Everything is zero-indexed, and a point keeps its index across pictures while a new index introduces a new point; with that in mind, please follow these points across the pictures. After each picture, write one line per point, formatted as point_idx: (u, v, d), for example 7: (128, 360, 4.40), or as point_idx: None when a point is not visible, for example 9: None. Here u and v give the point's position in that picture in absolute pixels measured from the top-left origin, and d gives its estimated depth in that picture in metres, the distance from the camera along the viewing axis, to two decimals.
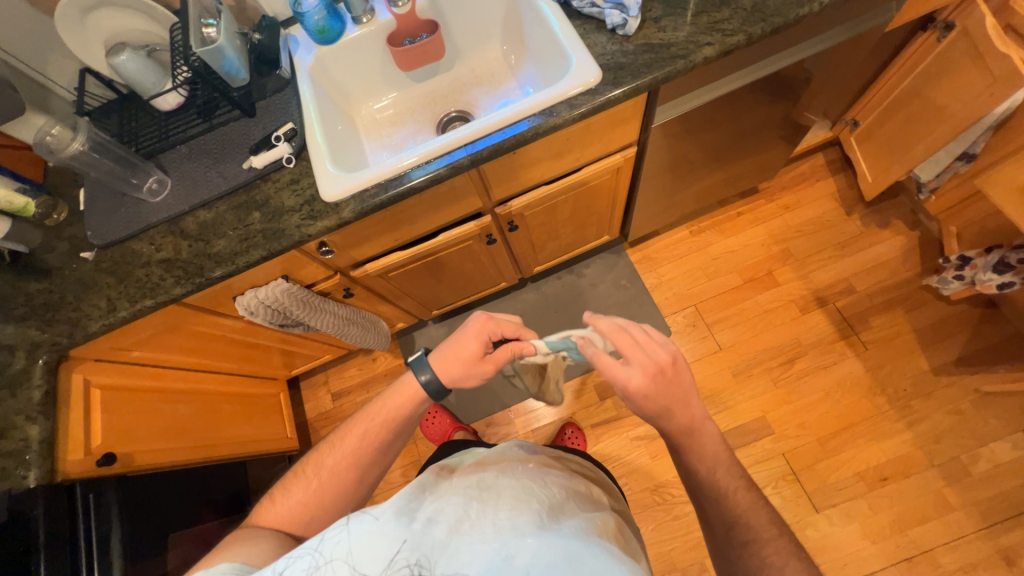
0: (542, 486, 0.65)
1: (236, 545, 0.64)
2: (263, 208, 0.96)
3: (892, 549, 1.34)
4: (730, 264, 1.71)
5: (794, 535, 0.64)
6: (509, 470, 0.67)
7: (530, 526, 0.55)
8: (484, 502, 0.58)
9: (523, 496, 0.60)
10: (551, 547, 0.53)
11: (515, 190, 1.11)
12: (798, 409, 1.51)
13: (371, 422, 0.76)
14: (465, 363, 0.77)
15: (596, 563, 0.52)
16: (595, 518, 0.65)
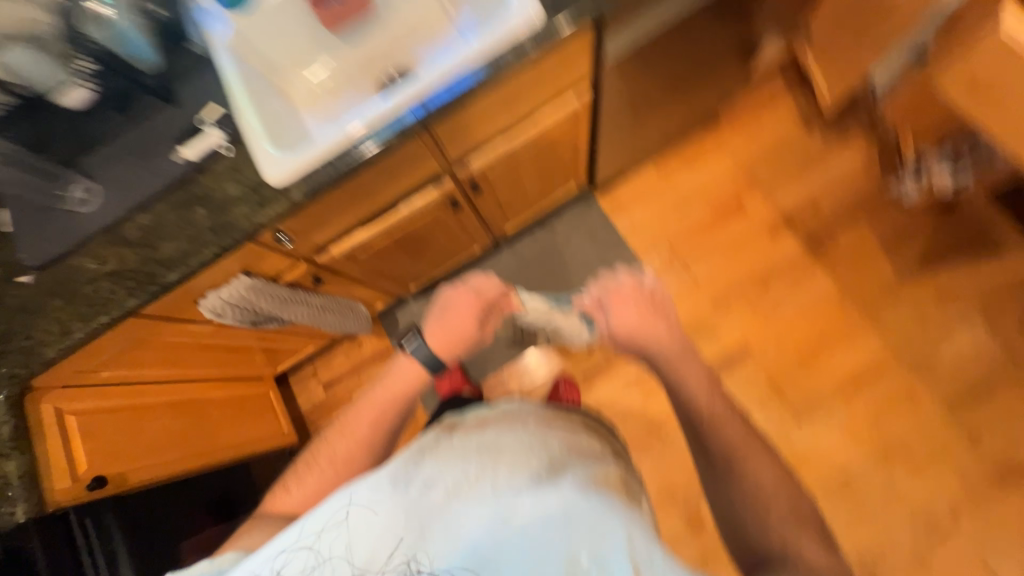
0: (539, 438, 0.68)
1: (252, 537, 0.69)
2: (206, 202, 0.89)
3: (869, 444, 1.45)
4: (699, 198, 1.72)
5: (775, 453, 0.75)
6: (507, 426, 0.69)
7: (525, 483, 0.62)
8: (480, 464, 0.64)
9: (521, 452, 0.65)
10: (542, 501, 0.60)
11: (474, 146, 1.05)
12: (777, 330, 1.57)
13: (382, 408, 0.81)
14: (464, 342, 0.89)
15: (586, 517, 0.59)
16: (593, 460, 0.68)
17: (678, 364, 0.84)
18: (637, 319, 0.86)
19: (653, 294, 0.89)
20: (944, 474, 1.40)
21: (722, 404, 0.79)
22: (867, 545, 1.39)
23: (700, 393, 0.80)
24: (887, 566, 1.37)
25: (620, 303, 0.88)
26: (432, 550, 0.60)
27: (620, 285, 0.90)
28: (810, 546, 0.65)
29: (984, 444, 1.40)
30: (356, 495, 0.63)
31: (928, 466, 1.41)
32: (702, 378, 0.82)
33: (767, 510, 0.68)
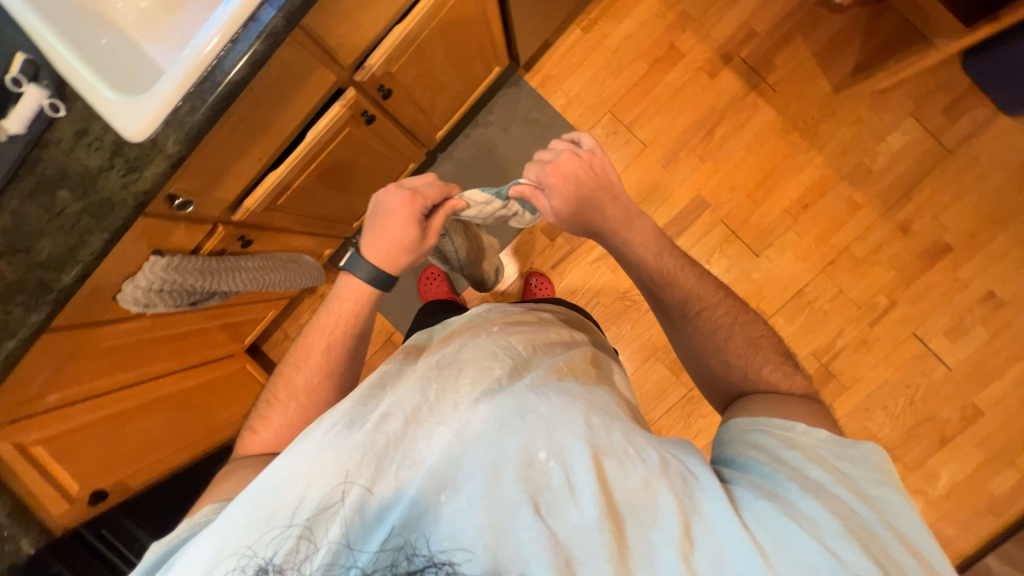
0: (503, 344, 0.70)
1: (222, 482, 0.68)
2: (65, 182, 0.73)
3: (818, 260, 1.57)
4: (631, 52, 1.58)
5: (732, 295, 0.80)
6: (470, 338, 0.71)
7: (485, 393, 0.60)
8: (437, 381, 0.62)
9: (484, 363, 0.65)
10: (499, 406, 0.58)
11: (365, 41, 0.89)
12: (726, 174, 1.57)
13: (331, 333, 0.79)
14: (408, 247, 0.81)
15: (548, 409, 0.57)
16: (555, 359, 0.71)
17: (628, 230, 0.82)
18: (578, 194, 0.81)
19: (592, 159, 0.82)
20: (882, 269, 1.55)
21: (677, 259, 0.82)
22: (822, 346, 1.58)
23: (654, 254, 0.81)
24: (839, 358, 1.58)
25: (562, 176, 0.80)
26: (393, 479, 0.53)
27: (557, 158, 0.81)
28: (768, 370, 0.71)
29: (915, 233, 1.53)
30: (310, 435, 0.57)
31: (869, 265, 1.55)
32: (654, 238, 0.83)
33: (725, 349, 0.75)
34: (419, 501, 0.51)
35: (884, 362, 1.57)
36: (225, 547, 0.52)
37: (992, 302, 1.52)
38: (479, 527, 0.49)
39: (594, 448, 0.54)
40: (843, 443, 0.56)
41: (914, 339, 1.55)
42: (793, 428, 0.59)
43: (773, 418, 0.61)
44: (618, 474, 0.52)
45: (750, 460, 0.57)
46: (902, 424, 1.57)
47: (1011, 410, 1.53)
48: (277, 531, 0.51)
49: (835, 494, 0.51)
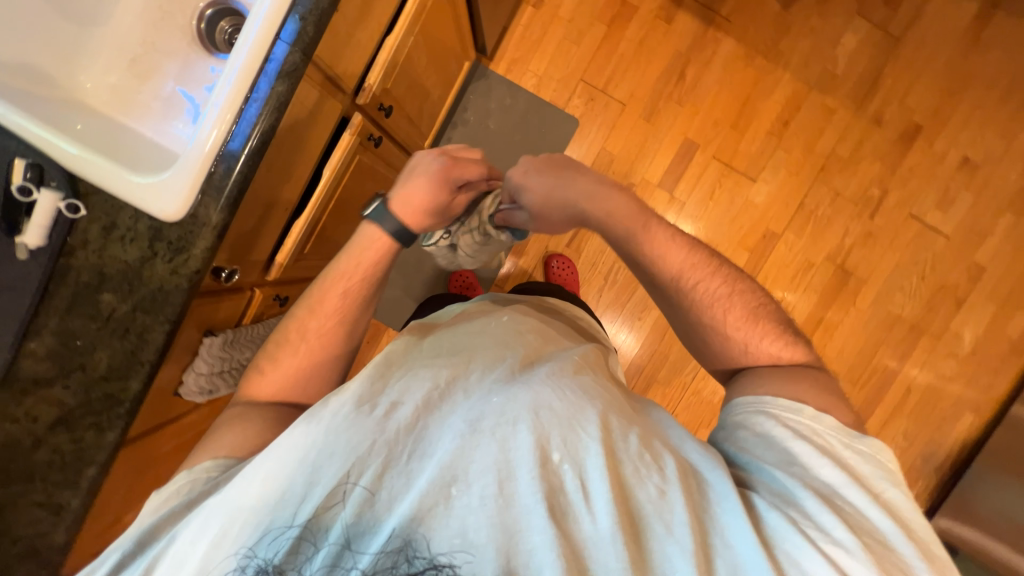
0: (509, 339, 0.69)
1: (227, 430, 0.64)
2: (107, 285, 0.67)
3: (811, 171, 1.64)
4: (586, 18, 1.59)
5: (727, 264, 0.76)
6: (475, 331, 0.70)
7: (499, 382, 0.58)
8: (449, 368, 0.59)
9: (492, 354, 0.64)
10: (511, 398, 0.55)
11: (363, 61, 0.85)
12: (707, 113, 1.62)
13: (349, 280, 0.73)
14: (433, 209, 0.80)
15: (565, 405, 0.55)
16: (561, 352, 0.71)
17: (602, 212, 0.77)
18: (548, 186, 0.81)
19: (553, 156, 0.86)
20: (868, 162, 1.64)
21: (668, 236, 0.74)
22: (833, 249, 1.67)
23: (638, 233, 0.75)
24: (851, 255, 1.67)
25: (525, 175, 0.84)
26: (401, 475, 0.50)
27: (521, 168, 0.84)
28: (769, 341, 0.71)
29: (888, 122, 1.62)
30: (318, 418, 0.53)
31: (856, 163, 1.64)
32: (640, 218, 0.75)
33: (724, 325, 0.72)
34: (423, 503, 0.48)
35: (891, 248, 1.67)
36: (223, 542, 0.49)
37: (969, 166, 1.63)
38: (488, 532, 0.47)
39: (607, 447, 0.53)
40: (851, 435, 0.59)
41: (912, 220, 1.66)
42: (801, 412, 0.61)
43: (784, 399, 0.63)
44: (630, 474, 0.52)
45: (757, 453, 0.59)
46: (920, 299, 1.68)
47: (1009, 259, 1.66)
48: (276, 526, 0.49)
49: (840, 493, 0.54)
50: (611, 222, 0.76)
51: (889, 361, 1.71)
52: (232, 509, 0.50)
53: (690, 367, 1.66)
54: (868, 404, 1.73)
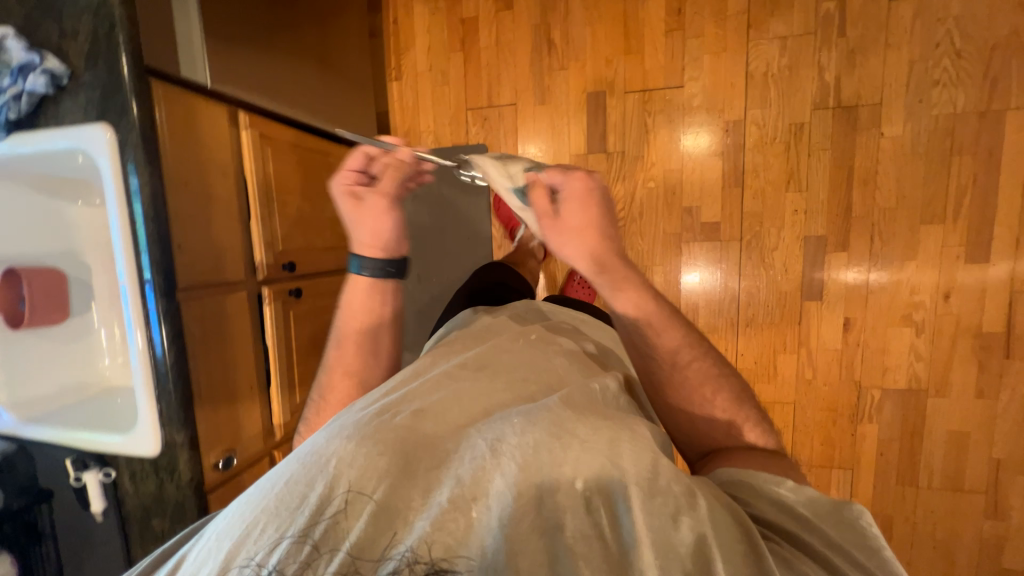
0: (525, 373, 0.73)
1: None
2: (150, 514, 0.91)
3: (738, 37, 1.41)
4: (442, 55, 1.63)
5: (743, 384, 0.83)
6: (490, 367, 0.73)
7: (518, 409, 0.60)
8: (471, 402, 0.63)
9: (508, 390, 0.68)
10: (536, 418, 0.55)
11: (239, 252, 1.02)
12: (594, 58, 1.51)
13: (355, 315, 0.91)
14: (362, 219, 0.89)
15: (587, 428, 0.54)
16: (579, 381, 0.74)
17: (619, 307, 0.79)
18: (584, 222, 0.77)
19: (588, 199, 0.77)
20: None
21: (666, 319, 0.81)
22: (818, 94, 1.37)
23: (637, 313, 0.79)
24: (844, 88, 1.36)
25: (572, 200, 0.78)
26: (420, 492, 0.49)
27: (569, 184, 0.79)
28: (750, 427, 0.76)
29: None
30: (343, 433, 0.53)
31: None
32: (638, 304, 0.79)
33: (714, 407, 0.78)
34: (444, 524, 0.46)
35: (892, 48, 1.32)
36: (236, 541, 0.46)
37: None
38: (505, 555, 0.45)
39: (637, 469, 0.51)
40: (837, 505, 0.56)
41: (899, 3, 1.30)
42: (782, 487, 0.58)
43: (759, 471, 0.62)
44: (654, 505, 0.49)
45: (762, 515, 0.56)
46: (972, 78, 1.28)
47: None
48: (281, 544, 0.45)
49: (842, 554, 0.52)
50: (613, 306, 0.80)
51: (976, 167, 1.30)
52: (254, 513, 0.47)
53: (727, 302, 1.52)
54: (981, 228, 1.33)
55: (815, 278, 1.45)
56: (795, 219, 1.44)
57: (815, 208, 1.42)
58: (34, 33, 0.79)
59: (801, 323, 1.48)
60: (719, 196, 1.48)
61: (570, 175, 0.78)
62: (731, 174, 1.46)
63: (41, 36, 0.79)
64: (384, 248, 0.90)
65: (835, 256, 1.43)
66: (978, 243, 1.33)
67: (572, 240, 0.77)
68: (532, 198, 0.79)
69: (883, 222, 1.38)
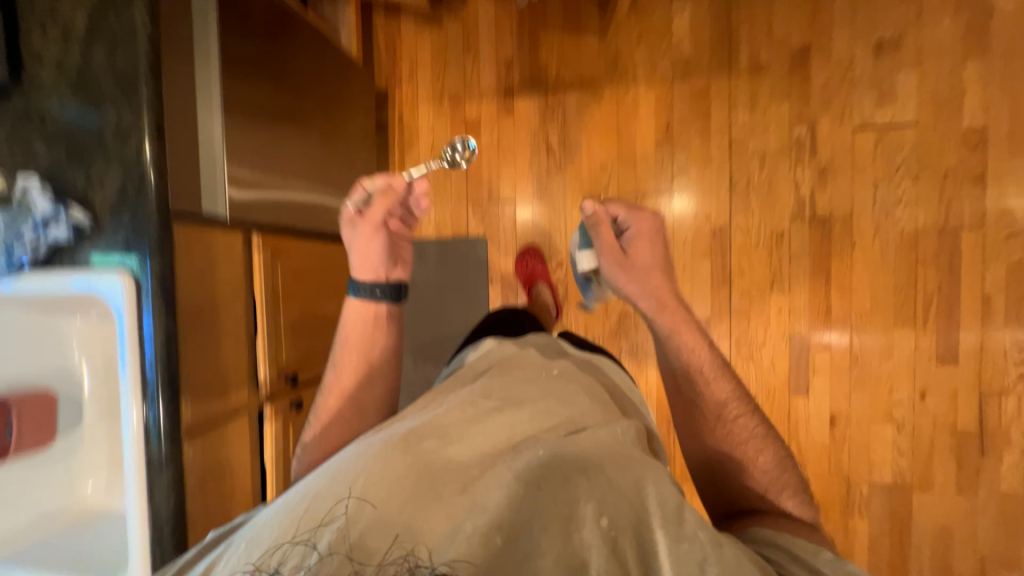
0: (559, 395, 0.71)
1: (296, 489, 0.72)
2: None
3: (721, 151, 1.53)
4: (445, 151, 1.71)
5: (781, 441, 0.82)
6: (524, 386, 0.72)
7: (544, 440, 0.59)
8: (500, 429, 0.63)
9: (540, 412, 0.66)
10: (562, 449, 0.55)
11: (245, 372, 1.01)
12: (590, 162, 1.61)
13: (352, 333, 0.86)
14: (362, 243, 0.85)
15: (616, 463, 0.53)
16: (610, 409, 0.73)
17: (676, 344, 0.84)
18: (651, 256, 0.88)
19: (652, 236, 0.89)
20: (775, 107, 1.49)
21: (717, 371, 0.83)
22: (795, 206, 1.49)
23: (692, 355, 0.83)
24: (818, 202, 1.48)
25: (638, 235, 0.89)
26: (442, 512, 0.49)
27: (630, 222, 0.89)
28: (788, 497, 0.75)
29: (768, 61, 1.49)
30: (374, 453, 0.55)
31: (763, 117, 1.50)
32: (695, 346, 0.84)
33: (754, 463, 0.78)
34: (462, 558, 0.45)
35: (858, 169, 1.46)
36: (263, 546, 0.48)
37: (887, 48, 1.43)
38: None
39: (661, 513, 0.49)
40: None
41: (861, 131, 1.45)
42: (821, 557, 0.55)
43: (799, 540, 0.59)
44: (680, 551, 0.47)
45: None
46: (929, 199, 1.42)
47: (1007, 104, 1.38)
48: (304, 555, 0.47)
49: None
50: (666, 348, 0.85)
51: (940, 277, 1.42)
52: (285, 523, 0.49)
53: None
54: (949, 334, 1.43)
55: (800, 374, 1.52)
56: (779, 319, 1.52)
57: (798, 309, 1.51)
58: (60, 181, 0.80)
59: (790, 417, 1.53)
60: (708, 293, 1.56)
61: (638, 215, 0.90)
62: (719, 274, 1.54)
63: (67, 184, 0.80)
64: (377, 272, 0.87)
65: (819, 354, 1.50)
66: (947, 347, 1.43)
67: (643, 271, 0.86)
68: (598, 232, 0.88)
69: (861, 324, 1.47)
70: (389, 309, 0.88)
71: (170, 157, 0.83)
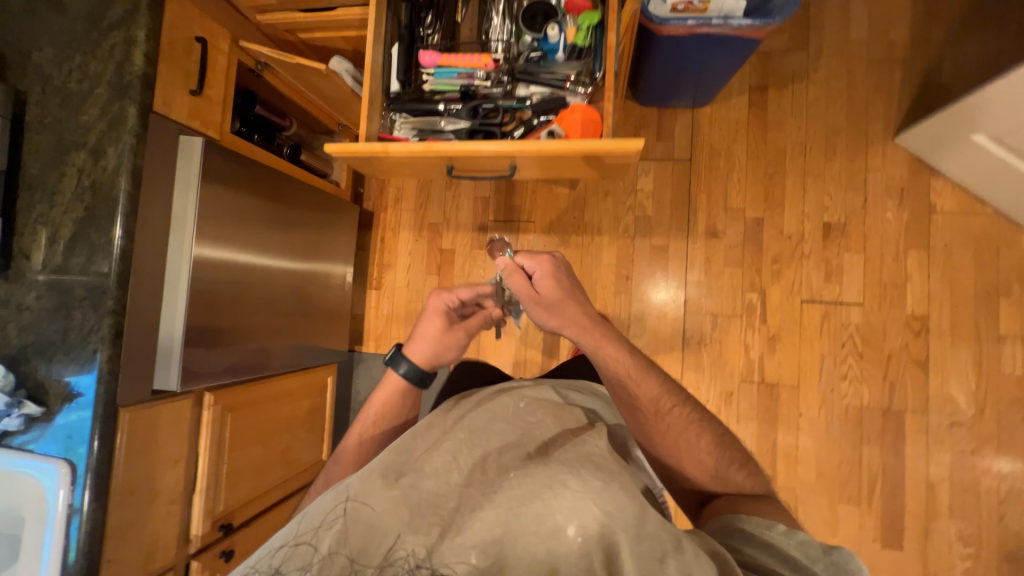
0: (538, 413, 0.70)
1: None
2: None
3: (677, 307, 1.59)
4: (419, 275, 1.80)
5: (722, 427, 0.87)
6: (494, 407, 0.70)
7: (515, 458, 0.60)
8: (473, 440, 0.62)
9: (512, 429, 0.65)
10: (529, 473, 0.56)
11: (174, 530, 1.05)
12: None
13: (377, 401, 0.88)
14: (435, 339, 0.91)
15: (586, 482, 0.55)
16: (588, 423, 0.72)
17: (599, 358, 0.84)
18: (562, 294, 0.85)
19: (558, 276, 0.86)
20: (729, 273, 1.57)
21: (643, 369, 0.84)
22: (744, 369, 1.53)
23: (614, 367, 0.83)
24: (766, 368, 1.52)
25: (546, 278, 0.85)
26: (426, 539, 0.50)
27: (535, 263, 0.86)
28: (733, 471, 0.81)
29: (725, 229, 1.58)
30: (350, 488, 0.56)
31: (717, 280, 1.57)
32: (621, 360, 0.83)
33: (697, 445, 0.82)
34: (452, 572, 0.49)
35: (805, 342, 1.51)
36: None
37: (834, 231, 1.51)
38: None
39: (631, 524, 0.52)
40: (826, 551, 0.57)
41: (809, 305, 1.51)
42: (774, 530, 0.62)
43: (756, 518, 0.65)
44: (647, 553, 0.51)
45: (755, 558, 0.58)
46: (873, 378, 1.46)
47: (947, 298, 1.44)
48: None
49: None
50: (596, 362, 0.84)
51: (884, 457, 1.44)
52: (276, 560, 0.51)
53: None
54: (893, 517, 1.42)
55: None
56: None
57: None
58: (23, 370, 0.89)
59: None
60: None
61: (538, 256, 0.86)
62: None
63: (29, 371, 0.89)
64: (428, 363, 0.90)
65: None
66: (891, 531, 1.42)
67: (559, 307, 0.84)
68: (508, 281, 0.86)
69: (806, 496, 1.47)
70: (416, 397, 0.90)
71: (126, 353, 0.91)
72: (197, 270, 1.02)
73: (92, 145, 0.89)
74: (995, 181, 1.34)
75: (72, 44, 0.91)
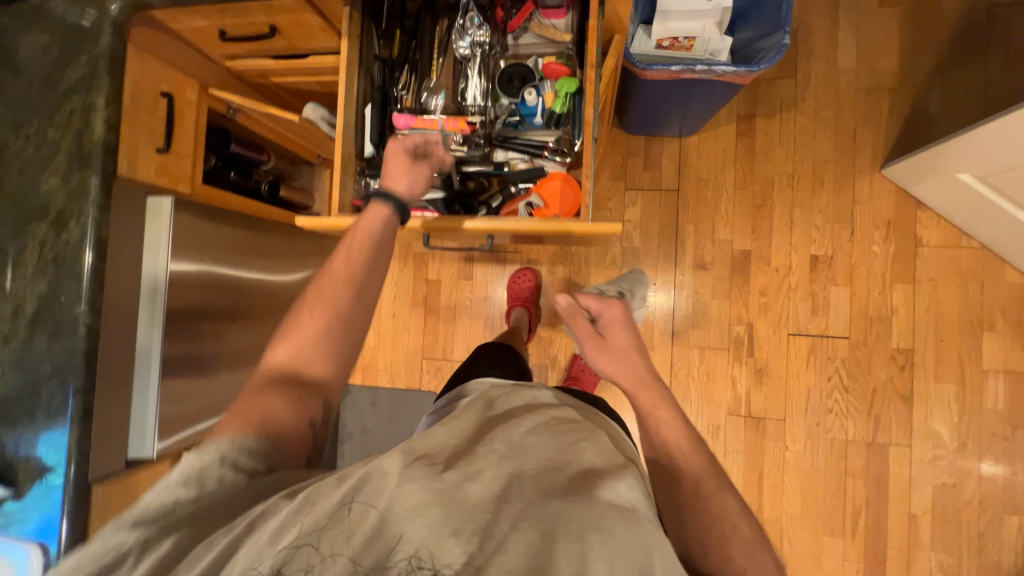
0: (578, 430, 0.66)
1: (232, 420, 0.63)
2: None
3: (665, 340, 1.59)
4: (405, 306, 1.78)
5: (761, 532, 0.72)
6: (536, 420, 0.66)
7: (558, 482, 0.55)
8: (517, 454, 0.57)
9: (557, 446, 0.61)
10: (574, 506, 0.51)
11: None
12: (541, 334, 1.67)
13: (348, 246, 0.76)
14: (406, 173, 0.80)
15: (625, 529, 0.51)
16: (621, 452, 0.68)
17: (653, 418, 0.78)
18: (628, 345, 0.86)
19: (623, 326, 0.88)
20: (716, 306, 1.56)
21: (693, 446, 0.76)
22: (731, 403, 1.54)
23: (665, 435, 0.77)
24: (753, 402, 1.53)
25: (611, 327, 0.88)
26: (461, 549, 0.46)
27: (601, 306, 0.89)
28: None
29: (712, 261, 1.57)
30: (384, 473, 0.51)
31: (704, 313, 1.57)
32: (673, 428, 0.77)
33: (729, 546, 0.67)
34: None
35: (791, 375, 1.51)
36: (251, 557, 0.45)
37: (822, 264, 1.51)
38: None
39: None
40: None
41: (796, 339, 1.51)
42: None
43: None
44: None
45: None
46: (858, 413, 1.47)
47: (932, 332, 1.45)
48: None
49: None
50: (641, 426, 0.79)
51: (868, 491, 1.45)
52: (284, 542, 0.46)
53: None
54: (876, 549, 1.44)
55: None
56: None
57: None
58: None
59: None
60: None
61: (608, 301, 0.90)
62: None
63: None
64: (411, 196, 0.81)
65: None
66: (874, 563, 1.44)
67: (620, 355, 0.85)
68: (573, 321, 0.88)
69: (791, 529, 1.48)
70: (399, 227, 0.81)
71: (97, 429, 0.89)
72: (170, 336, 0.99)
73: (54, 218, 0.86)
74: (982, 219, 1.34)
75: (28, 108, 0.87)
